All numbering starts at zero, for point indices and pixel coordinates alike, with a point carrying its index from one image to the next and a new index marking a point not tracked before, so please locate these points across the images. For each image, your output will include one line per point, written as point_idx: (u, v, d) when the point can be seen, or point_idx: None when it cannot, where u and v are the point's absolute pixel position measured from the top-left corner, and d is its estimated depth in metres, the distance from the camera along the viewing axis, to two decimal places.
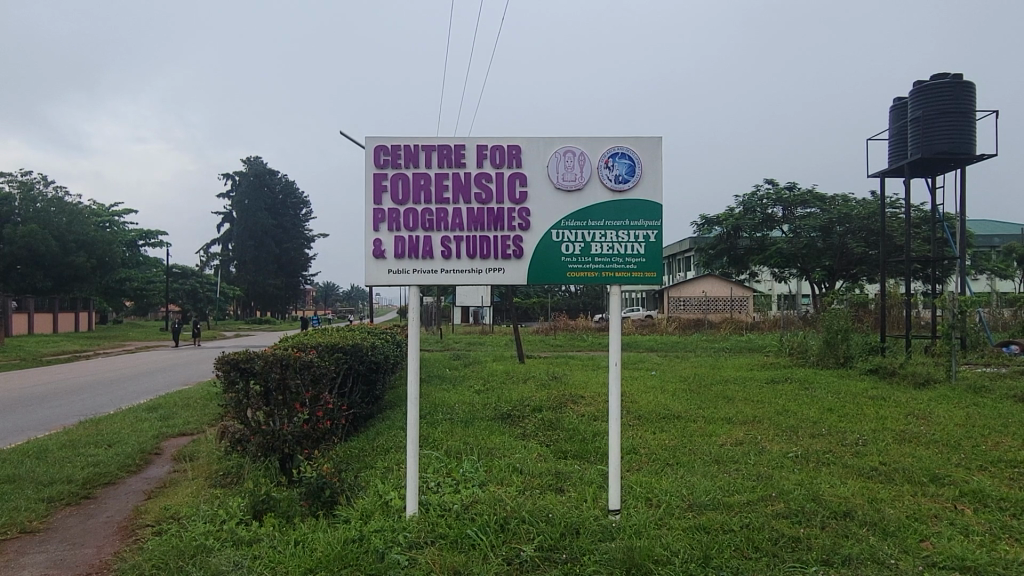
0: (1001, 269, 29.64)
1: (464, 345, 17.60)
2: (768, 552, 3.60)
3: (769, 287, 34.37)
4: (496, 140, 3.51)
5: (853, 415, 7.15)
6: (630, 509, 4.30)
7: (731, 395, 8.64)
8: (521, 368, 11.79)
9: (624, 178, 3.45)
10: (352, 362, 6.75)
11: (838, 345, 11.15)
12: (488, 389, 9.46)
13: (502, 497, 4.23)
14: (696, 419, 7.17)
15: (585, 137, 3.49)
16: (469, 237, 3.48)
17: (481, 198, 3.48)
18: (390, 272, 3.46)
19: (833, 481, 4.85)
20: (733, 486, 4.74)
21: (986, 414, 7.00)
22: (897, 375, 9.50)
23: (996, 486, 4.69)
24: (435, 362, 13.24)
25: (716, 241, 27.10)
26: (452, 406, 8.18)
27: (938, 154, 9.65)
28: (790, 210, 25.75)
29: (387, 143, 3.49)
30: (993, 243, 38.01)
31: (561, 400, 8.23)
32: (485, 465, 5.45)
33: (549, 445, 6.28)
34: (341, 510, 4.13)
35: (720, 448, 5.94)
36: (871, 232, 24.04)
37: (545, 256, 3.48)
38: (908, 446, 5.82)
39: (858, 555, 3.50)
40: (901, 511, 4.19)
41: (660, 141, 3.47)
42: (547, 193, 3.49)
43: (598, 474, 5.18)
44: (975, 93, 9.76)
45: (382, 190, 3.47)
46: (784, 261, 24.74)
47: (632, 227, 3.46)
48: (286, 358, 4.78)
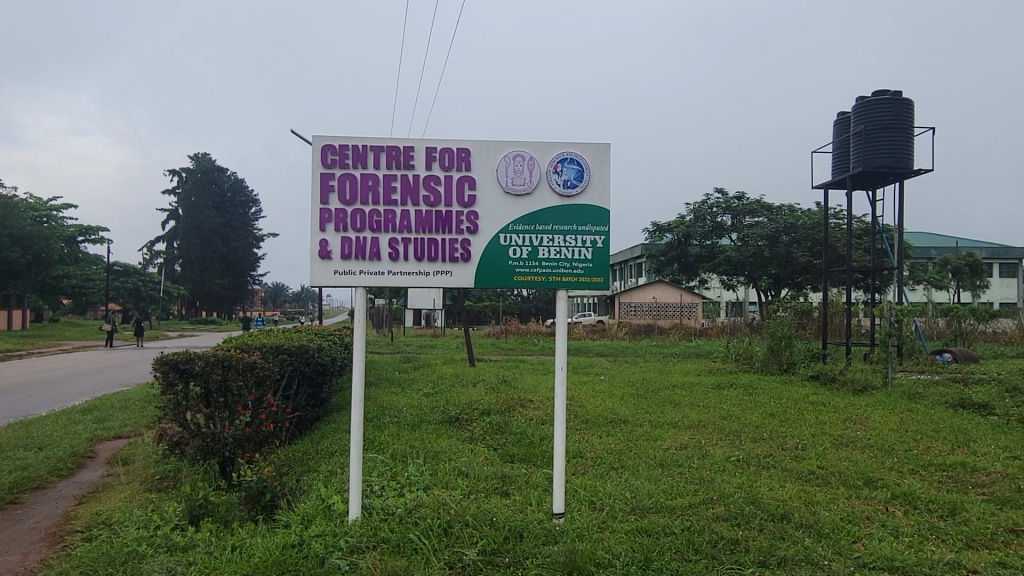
0: (937, 280, 30.85)
1: (415, 348, 17.47)
2: (707, 554, 3.66)
3: (718, 294, 35.06)
4: (445, 142, 3.50)
5: (793, 419, 7.36)
6: (575, 512, 4.33)
7: (677, 400, 8.77)
8: (471, 372, 11.78)
9: (573, 183, 3.48)
10: (297, 364, 6.63)
11: (782, 352, 11.47)
12: (438, 392, 9.42)
13: (446, 501, 4.20)
14: (643, 424, 7.27)
15: (534, 141, 3.51)
16: (417, 239, 3.46)
17: (429, 201, 3.46)
18: (336, 273, 3.41)
19: (772, 484, 4.97)
20: (675, 489, 4.82)
21: (918, 419, 7.27)
22: (836, 381, 9.80)
23: (925, 489, 4.86)
24: (385, 365, 13.12)
25: (667, 248, 27.53)
26: (400, 410, 8.12)
27: (878, 168, 9.99)
28: (739, 219, 26.29)
29: (335, 143, 3.44)
30: (930, 256, 39.53)
31: (510, 403, 8.25)
32: (430, 468, 5.42)
33: (497, 449, 6.28)
34: (282, 514, 4.05)
35: (665, 451, 6.02)
36: (816, 242, 24.77)
37: (493, 260, 3.48)
38: (844, 450, 6.00)
39: (793, 556, 3.58)
40: (835, 514, 4.31)
41: (608, 147, 3.50)
42: (496, 198, 3.49)
43: (543, 477, 5.21)
44: (914, 110, 10.10)
45: (329, 189, 3.42)
46: (732, 269, 25.37)
47: (580, 232, 3.49)
48: (228, 358, 4.67)
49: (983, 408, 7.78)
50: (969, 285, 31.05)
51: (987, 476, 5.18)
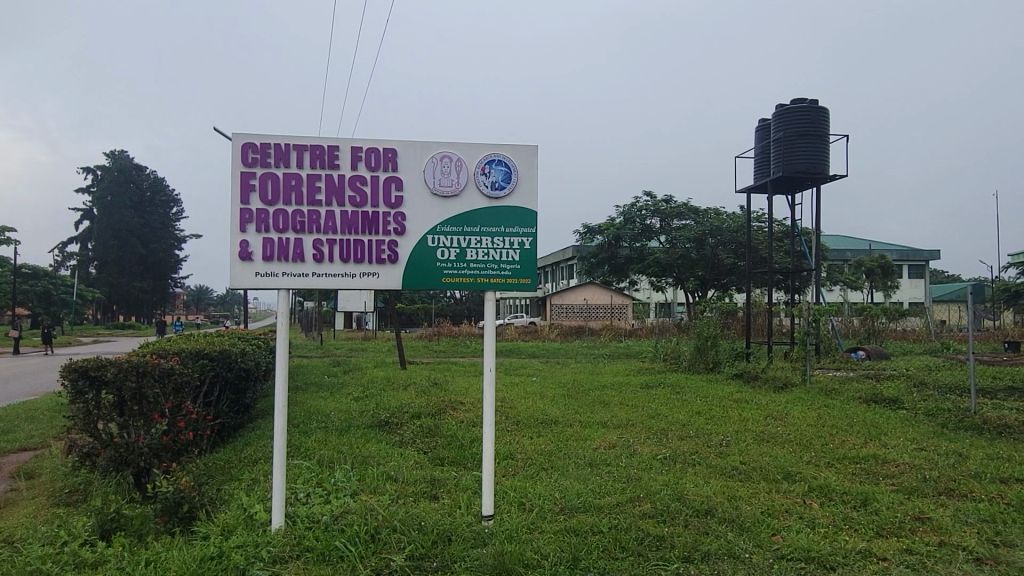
0: (852, 281, 32.31)
1: (344, 351, 17.14)
2: (634, 551, 3.71)
3: (647, 296, 35.79)
4: (371, 142, 3.43)
5: (718, 417, 7.56)
6: (504, 514, 4.32)
7: (607, 400, 8.86)
8: (402, 375, 11.63)
9: (501, 185, 3.47)
10: (219, 370, 6.41)
11: (708, 351, 11.77)
12: (367, 396, 9.28)
13: (374, 506, 4.13)
14: (573, 424, 7.34)
15: (462, 143, 3.49)
16: (342, 241, 3.38)
17: (355, 201, 3.39)
18: (258, 275, 3.30)
19: (697, 481, 5.07)
20: (604, 488, 4.87)
21: (834, 415, 7.58)
22: (759, 379, 10.13)
23: (840, 481, 5.06)
24: (313, 369, 12.81)
25: (598, 250, 27.94)
26: (328, 414, 7.95)
27: (797, 173, 10.38)
28: (667, 222, 26.82)
29: (256, 140, 3.33)
30: (845, 258, 41.38)
31: (441, 406, 8.18)
32: (358, 473, 5.33)
33: (427, 452, 6.22)
34: (200, 526, 3.89)
35: (595, 451, 6.07)
36: (740, 245, 25.64)
37: (420, 262, 3.44)
38: (766, 446, 6.19)
39: (717, 550, 3.67)
40: (756, 508, 4.44)
41: (535, 150, 3.51)
42: (423, 200, 3.45)
43: (473, 480, 5.18)
44: (830, 118, 10.55)
45: (250, 189, 3.31)
46: (661, 270, 25.92)
47: (507, 234, 3.48)
48: (143, 365, 4.47)
49: (893, 403, 8.17)
50: (881, 285, 32.70)
51: (897, 467, 5.43)
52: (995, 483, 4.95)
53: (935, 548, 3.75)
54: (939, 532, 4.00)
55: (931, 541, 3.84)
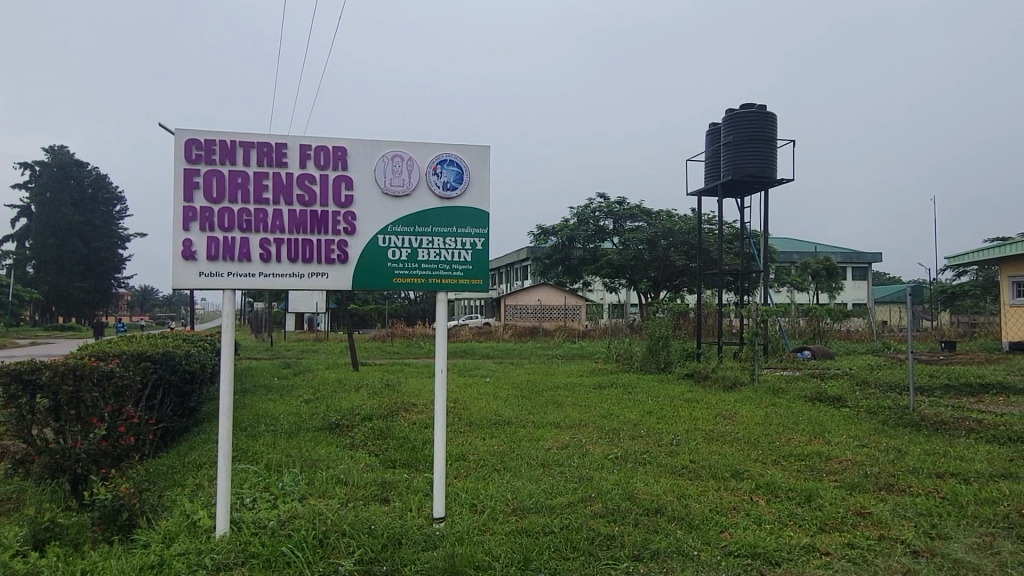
0: (798, 282, 33.18)
1: (295, 352, 16.86)
2: (585, 551, 3.72)
3: (601, 296, 36.14)
4: (319, 140, 3.37)
5: (669, 416, 7.67)
6: (455, 516, 4.29)
7: (560, 400, 8.89)
8: (354, 377, 11.49)
9: (453, 185, 3.45)
10: (161, 372, 6.21)
11: (659, 351, 11.92)
12: (318, 398, 9.14)
13: (323, 511, 4.06)
14: (526, 424, 7.35)
15: (413, 142, 3.45)
16: (290, 240, 3.31)
17: (303, 200, 3.32)
18: (201, 275, 3.21)
19: (647, 480, 5.12)
20: (555, 489, 4.89)
21: (781, 413, 7.75)
22: (709, 379, 10.30)
23: (786, 478, 5.18)
24: (262, 372, 12.55)
25: (552, 251, 28.06)
26: (277, 417, 7.80)
27: (746, 177, 10.59)
28: (620, 223, 27.08)
29: (201, 136, 3.23)
30: (792, 261, 42.43)
31: (393, 408, 8.09)
32: (307, 477, 5.24)
33: (378, 454, 6.15)
34: (141, 534, 3.76)
35: (547, 451, 6.09)
36: (691, 247, 26.08)
37: (370, 262, 3.39)
38: (715, 444, 6.30)
39: (666, 549, 3.71)
40: (705, 506, 4.50)
41: (487, 150, 3.49)
42: (374, 199, 3.40)
43: (424, 482, 5.14)
44: (777, 123, 10.79)
45: (194, 187, 3.21)
46: (614, 271, 26.19)
47: (459, 234, 3.46)
48: (80, 368, 4.30)
49: (836, 401, 8.40)
50: (826, 287, 33.67)
51: (839, 464, 5.58)
52: (931, 477, 5.12)
53: (875, 542, 3.86)
54: (879, 526, 4.12)
55: (871, 535, 3.95)
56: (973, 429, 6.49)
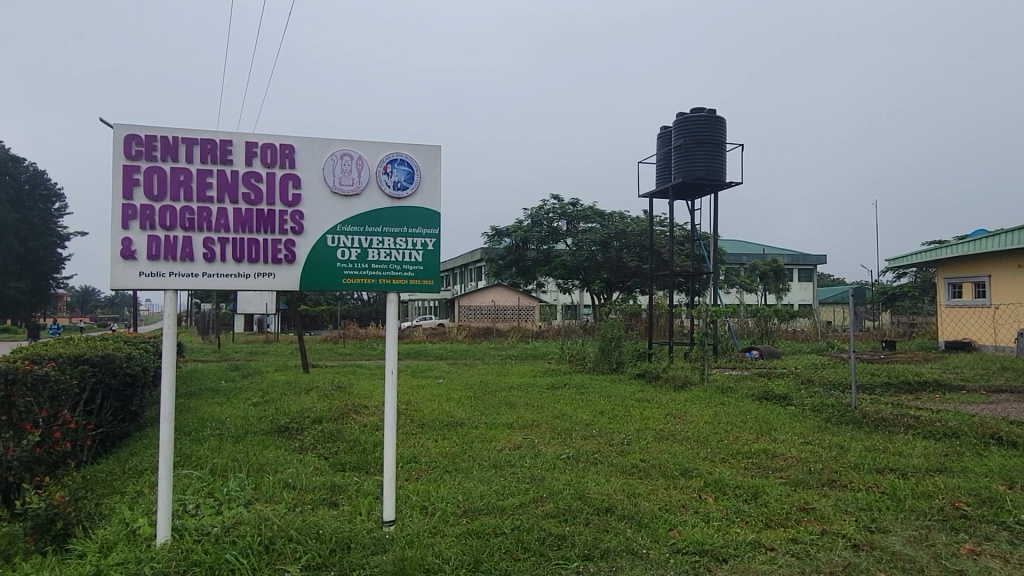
0: (747, 283, 33.92)
1: (244, 354, 16.50)
2: (535, 551, 3.71)
3: (555, 297, 36.36)
4: (266, 138, 3.30)
5: (621, 416, 7.73)
6: (405, 519, 4.24)
7: (513, 401, 8.90)
8: (304, 379, 11.29)
9: (403, 185, 3.41)
10: (100, 376, 6.01)
11: (612, 352, 12.03)
12: (267, 401, 8.95)
13: (269, 516, 3.97)
14: (479, 425, 7.31)
15: (362, 141, 3.40)
16: (235, 239, 3.23)
17: (249, 199, 3.24)
18: (142, 275, 3.09)
19: (599, 480, 5.15)
20: (507, 490, 4.87)
21: (729, 412, 7.90)
22: (660, 379, 10.44)
23: (733, 476, 5.26)
24: (209, 374, 12.25)
25: (506, 252, 28.04)
26: (223, 421, 7.62)
27: (696, 179, 10.76)
28: (573, 225, 27.25)
29: (141, 132, 3.12)
30: (741, 262, 43.31)
31: (344, 410, 7.97)
32: (253, 482, 5.12)
33: (328, 458, 6.05)
34: (77, 543, 3.62)
35: (500, 452, 6.07)
36: (643, 248, 26.41)
37: (318, 261, 3.33)
38: (665, 443, 6.38)
39: (616, 547, 3.73)
40: (655, 504, 4.55)
41: (438, 150, 3.46)
42: (322, 198, 3.34)
43: (375, 485, 5.07)
44: (726, 128, 10.99)
45: (133, 184, 3.10)
46: (568, 272, 26.35)
47: (410, 234, 3.42)
48: (14, 371, 4.18)
49: (783, 399, 8.59)
50: (774, 288, 34.50)
51: (784, 461, 5.71)
52: (872, 473, 5.27)
53: (818, 537, 3.95)
54: (821, 522, 4.22)
55: (814, 530, 4.05)
56: (912, 425, 6.70)
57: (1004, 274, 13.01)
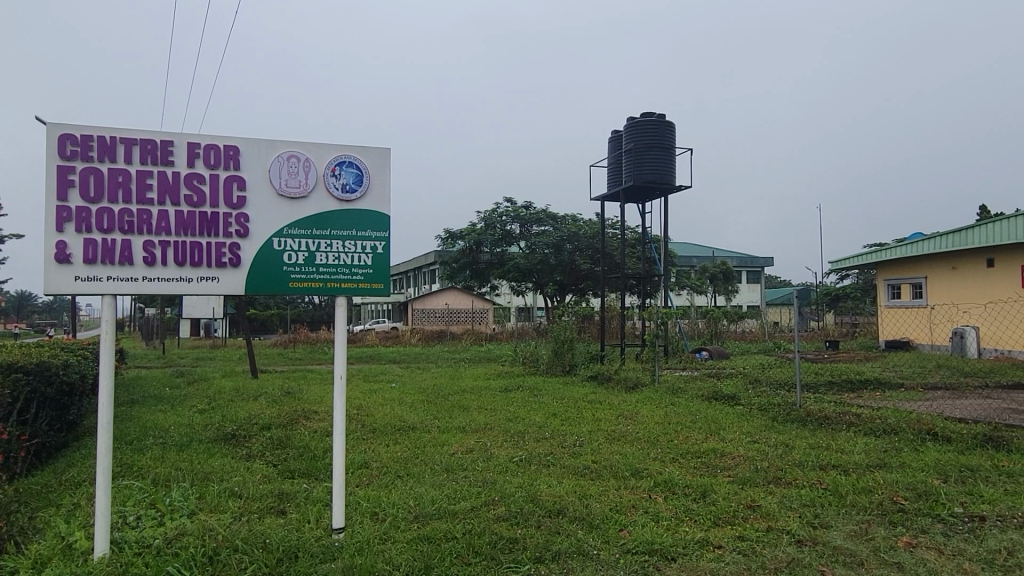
0: (697, 285, 34.52)
1: (189, 361, 16.09)
2: (487, 555, 3.70)
3: (509, 300, 36.45)
4: (209, 139, 3.22)
5: (573, 418, 7.77)
6: (355, 525, 4.18)
7: (466, 404, 8.87)
8: (252, 385, 11.06)
9: (352, 187, 3.37)
10: (35, 384, 5.78)
11: (565, 354, 12.09)
12: (213, 408, 8.74)
13: (213, 526, 3.87)
14: (431, 429, 7.27)
15: (309, 143, 3.35)
16: (177, 243, 3.14)
17: (192, 201, 3.16)
18: (78, 280, 2.97)
19: (550, 481, 5.17)
20: (459, 493, 4.85)
21: (679, 412, 8.01)
22: (612, 380, 10.54)
23: (683, 475, 5.34)
24: (151, 381, 11.89)
25: (459, 255, 27.97)
26: (167, 429, 7.40)
27: (647, 183, 10.90)
28: (526, 228, 27.34)
29: (76, 131, 3.00)
30: (691, 265, 44.12)
31: (292, 416, 7.83)
32: (197, 491, 4.99)
33: (276, 465, 5.94)
34: (8, 560, 3.46)
35: (451, 456, 6.04)
36: (595, 251, 26.64)
37: (263, 264, 3.26)
38: (616, 444, 6.44)
39: (567, 549, 3.75)
40: (606, 505, 4.58)
41: (388, 152, 3.43)
42: (267, 201, 3.28)
43: (324, 492, 4.99)
44: (675, 132, 11.17)
45: (68, 185, 2.97)
46: (521, 275, 26.43)
47: (359, 237, 3.38)
48: None
49: (731, 399, 8.76)
50: (723, 290, 35.19)
51: (732, 459, 5.82)
52: (815, 470, 5.41)
53: (763, 533, 4.03)
54: (767, 518, 4.31)
55: (760, 527, 4.13)
56: (853, 422, 6.90)
57: (939, 276, 13.52)
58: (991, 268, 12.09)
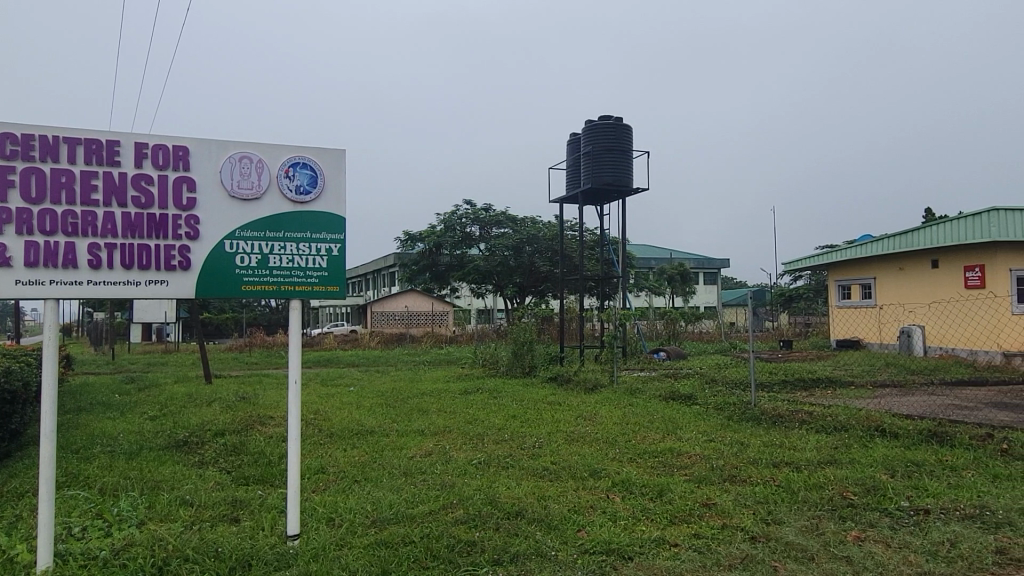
0: (655, 287, 34.96)
1: (140, 366, 15.70)
2: (444, 559, 3.67)
3: (469, 302, 36.40)
4: (157, 139, 3.14)
5: (532, 419, 7.80)
6: (311, 532, 4.11)
7: (425, 407, 8.82)
8: (206, 390, 10.82)
9: (306, 189, 3.31)
10: None
11: (524, 356, 12.11)
12: (165, 414, 8.53)
13: (163, 535, 3.77)
14: (390, 433, 7.21)
15: (262, 143, 3.29)
16: (124, 245, 3.05)
17: (139, 203, 3.08)
18: (18, 284, 2.87)
19: (509, 483, 5.18)
20: (417, 497, 4.82)
21: (637, 413, 8.10)
22: (571, 381, 10.60)
23: (640, 475, 5.39)
24: (100, 388, 11.56)
25: (418, 257, 27.83)
26: (115, 437, 7.20)
27: (605, 185, 11.00)
28: (486, 230, 27.34)
29: (17, 131, 2.91)
30: (650, 266, 44.67)
31: (247, 421, 7.69)
32: (148, 500, 4.86)
33: (230, 472, 5.82)
34: None
35: (410, 460, 6.00)
36: (555, 253, 26.77)
37: (215, 267, 3.19)
38: (575, 445, 6.47)
39: (524, 551, 3.74)
40: (564, 506, 4.60)
41: (343, 153, 3.39)
42: (219, 202, 3.21)
43: (279, 498, 4.91)
44: (632, 135, 11.28)
45: (8, 186, 2.88)
46: (481, 277, 26.40)
47: (313, 240, 3.32)
48: None
49: (688, 398, 8.89)
50: (680, 291, 35.71)
51: (688, 458, 5.90)
52: (769, 467, 5.51)
53: (718, 531, 4.09)
54: (723, 516, 4.37)
55: (715, 524, 4.19)
56: (805, 420, 7.04)
57: (887, 276, 13.90)
58: (935, 268, 12.48)
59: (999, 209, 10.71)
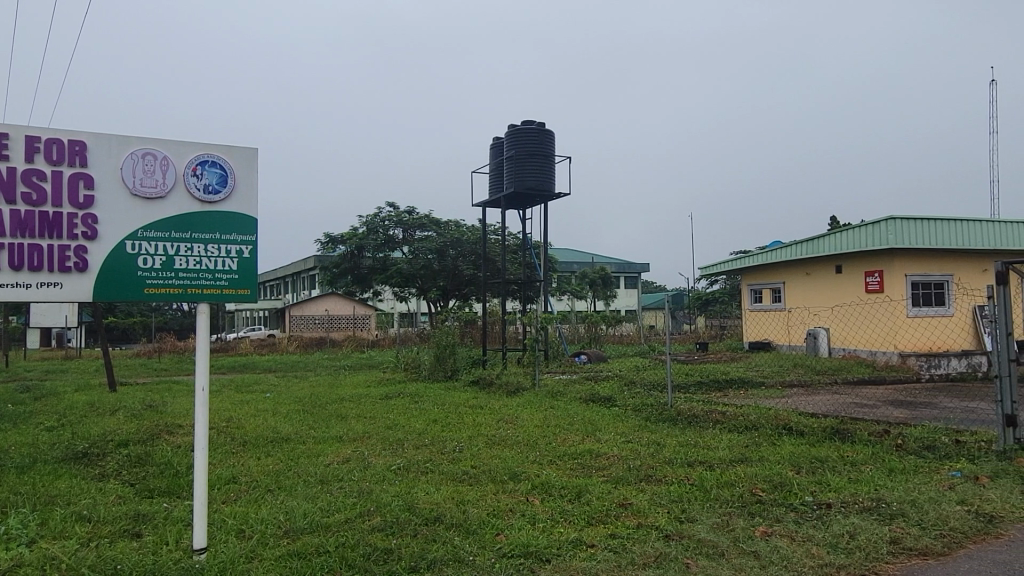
0: (578, 291, 35.48)
1: (37, 374, 14.74)
2: (359, 567, 3.59)
3: (392, 305, 36.03)
4: (51, 133, 2.95)
5: (453, 423, 7.74)
6: (219, 545, 3.94)
7: (344, 413, 8.62)
8: (109, 398, 10.25)
9: (215, 188, 3.14)
10: None
11: (447, 360, 12.02)
12: (63, 425, 8.03)
13: (56, 555, 3.52)
14: (306, 440, 7.02)
15: (167, 140, 3.13)
16: (12, 245, 2.86)
17: (30, 200, 2.88)
18: None
19: (428, 488, 5.12)
20: (333, 505, 4.70)
21: (558, 415, 8.16)
22: (494, 385, 10.61)
23: (559, 477, 5.44)
24: None
25: (339, 259, 27.31)
26: (5, 450, 6.72)
27: (527, 190, 11.06)
28: (409, 233, 27.02)
29: None
30: (572, 270, 45.32)
31: (153, 431, 7.33)
32: (39, 516, 4.55)
33: (133, 484, 5.53)
34: None
35: (326, 467, 5.85)
36: (478, 257, 26.91)
37: (116, 271, 2.98)
38: (495, 448, 6.46)
39: (442, 556, 3.70)
40: (483, 510, 4.57)
41: (255, 153, 3.25)
42: (119, 200, 3.01)
43: (186, 511, 4.70)
44: (554, 141, 11.38)
45: None
46: (404, 280, 26.15)
47: (223, 241, 3.15)
48: None
49: (607, 401, 9.02)
50: (602, 294, 36.36)
51: (607, 459, 5.98)
52: (683, 466, 5.65)
53: (634, 531, 4.15)
54: (638, 515, 4.45)
55: (631, 524, 4.25)
56: (719, 419, 7.26)
57: (796, 281, 14.52)
58: (839, 273, 13.11)
59: (896, 218, 11.36)
